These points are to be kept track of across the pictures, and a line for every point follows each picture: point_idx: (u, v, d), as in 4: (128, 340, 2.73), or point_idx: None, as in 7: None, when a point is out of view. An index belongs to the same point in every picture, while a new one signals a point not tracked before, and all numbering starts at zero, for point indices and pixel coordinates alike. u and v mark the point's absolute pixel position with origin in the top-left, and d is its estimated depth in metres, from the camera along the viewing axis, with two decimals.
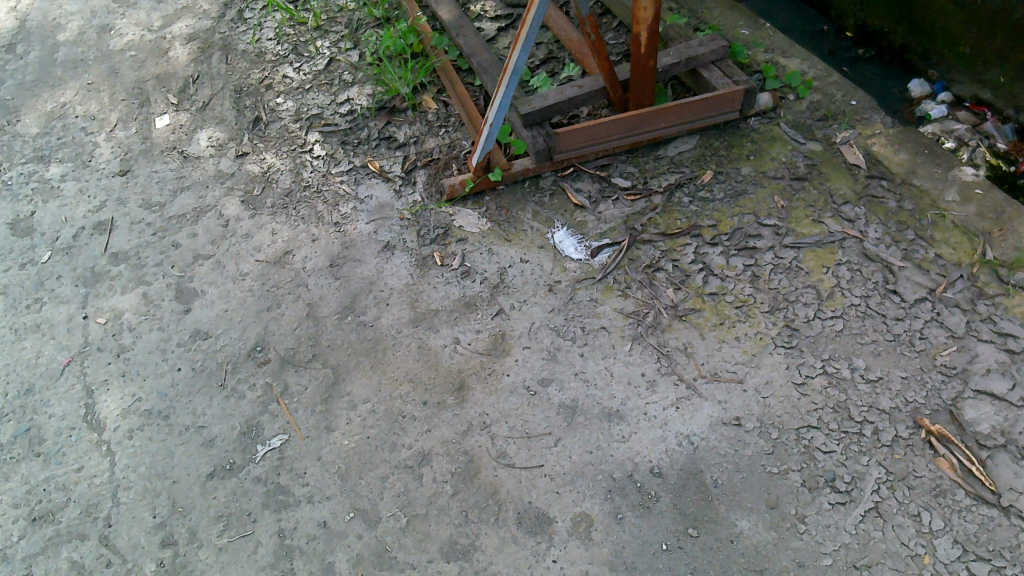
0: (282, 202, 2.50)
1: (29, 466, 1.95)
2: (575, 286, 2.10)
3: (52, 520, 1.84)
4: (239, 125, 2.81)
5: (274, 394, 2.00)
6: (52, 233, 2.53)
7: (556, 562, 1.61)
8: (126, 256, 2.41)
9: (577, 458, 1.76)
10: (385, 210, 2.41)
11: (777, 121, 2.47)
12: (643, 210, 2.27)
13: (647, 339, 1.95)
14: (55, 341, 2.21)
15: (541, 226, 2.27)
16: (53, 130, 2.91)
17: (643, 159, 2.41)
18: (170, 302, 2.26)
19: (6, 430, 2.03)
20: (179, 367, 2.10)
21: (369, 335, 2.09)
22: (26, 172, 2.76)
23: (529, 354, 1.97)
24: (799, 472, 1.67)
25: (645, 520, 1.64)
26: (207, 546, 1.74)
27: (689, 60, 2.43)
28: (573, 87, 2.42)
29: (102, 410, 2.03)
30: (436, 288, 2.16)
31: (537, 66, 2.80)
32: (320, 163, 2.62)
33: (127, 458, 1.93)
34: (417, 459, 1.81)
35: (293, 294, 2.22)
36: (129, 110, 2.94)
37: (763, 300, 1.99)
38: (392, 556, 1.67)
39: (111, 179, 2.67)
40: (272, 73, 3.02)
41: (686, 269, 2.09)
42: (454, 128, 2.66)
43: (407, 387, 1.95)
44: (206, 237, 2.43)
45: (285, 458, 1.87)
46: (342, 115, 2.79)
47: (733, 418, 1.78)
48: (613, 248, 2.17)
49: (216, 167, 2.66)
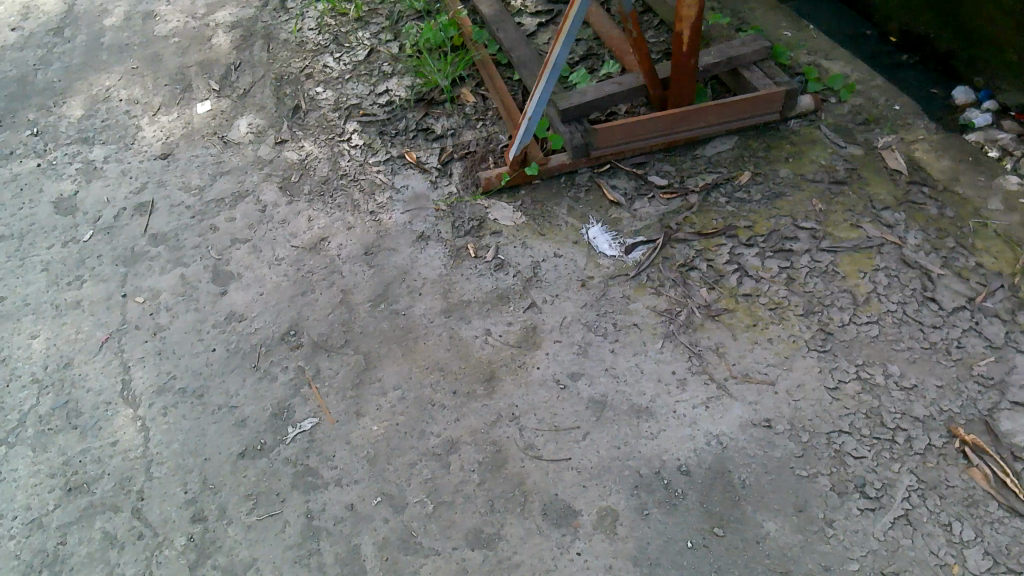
0: (319, 190, 2.53)
1: (66, 439, 2.00)
2: (608, 283, 2.10)
3: (86, 491, 1.88)
4: (279, 113, 2.85)
5: (307, 377, 2.03)
6: (95, 212, 2.58)
7: (581, 555, 1.62)
8: (166, 238, 2.46)
9: (604, 452, 1.76)
10: (421, 201, 2.43)
11: (818, 124, 2.45)
12: (679, 209, 2.26)
13: (679, 338, 1.95)
14: (94, 318, 2.26)
15: (576, 221, 2.28)
16: (97, 113, 2.97)
17: (680, 159, 2.40)
18: (206, 284, 2.30)
19: (45, 402, 2.08)
20: (214, 348, 2.14)
21: (401, 323, 2.11)
22: (70, 152, 2.82)
23: (560, 348, 1.98)
24: (829, 476, 1.66)
25: (671, 517, 1.65)
26: (237, 523, 1.78)
27: (730, 59, 2.40)
28: (612, 84, 2.40)
29: (137, 387, 2.08)
30: (470, 279, 2.18)
31: (576, 62, 2.80)
32: (357, 152, 2.65)
33: (161, 434, 1.97)
34: (445, 447, 1.83)
35: (327, 281, 2.25)
36: (172, 95, 3.00)
37: (798, 303, 1.98)
38: (417, 541, 1.69)
39: (152, 162, 2.72)
40: (312, 63, 3.06)
41: (721, 269, 2.09)
42: (492, 121, 2.67)
43: (438, 375, 1.97)
44: (243, 221, 2.47)
45: (315, 441, 1.89)
46: (381, 105, 2.82)
47: (763, 419, 1.77)
48: (648, 246, 2.17)
49: (255, 153, 2.70)
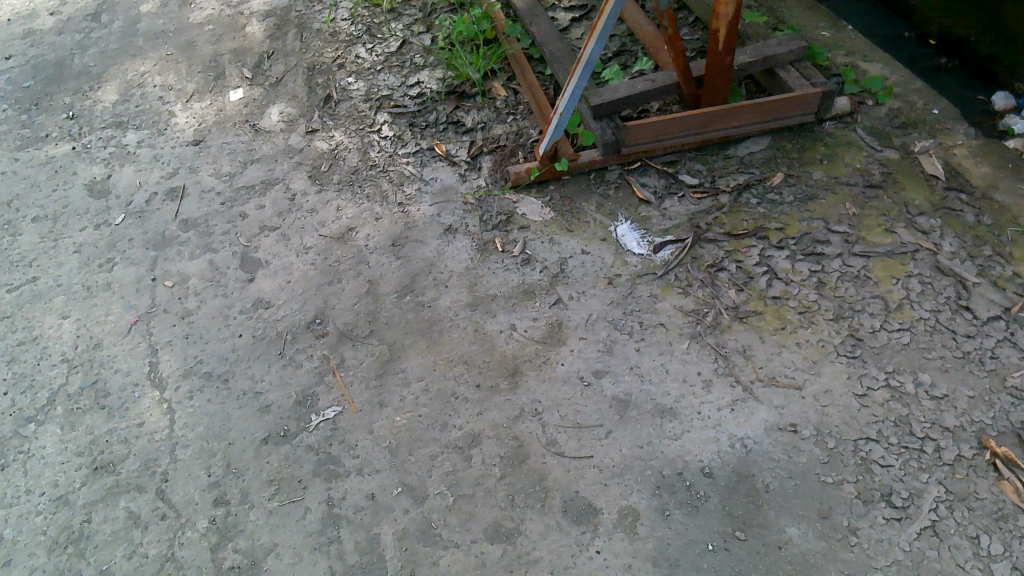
0: (349, 179, 2.55)
1: (93, 418, 2.03)
2: (635, 281, 2.09)
3: (112, 471, 1.91)
4: (310, 103, 2.87)
5: (331, 365, 2.04)
6: (127, 196, 2.62)
7: (600, 553, 1.61)
8: (196, 223, 2.48)
9: (626, 451, 1.76)
10: (449, 193, 2.44)
11: (854, 127, 2.41)
12: (709, 209, 2.24)
13: (705, 339, 1.93)
14: (124, 301, 2.29)
15: (604, 218, 2.27)
16: (131, 98, 3.01)
17: (711, 159, 2.38)
18: (235, 271, 2.32)
19: (74, 381, 2.12)
20: (241, 334, 2.16)
21: (426, 315, 2.11)
22: (104, 136, 2.86)
23: (585, 345, 1.97)
24: (855, 484, 1.64)
25: (692, 518, 1.63)
26: (259, 508, 1.79)
27: (766, 59, 2.37)
28: (644, 81, 2.38)
29: (165, 369, 2.11)
30: (496, 273, 2.18)
31: (609, 58, 2.78)
32: (387, 143, 2.66)
33: (187, 417, 1.99)
34: (467, 440, 1.83)
35: (354, 271, 2.26)
36: (206, 82, 3.03)
37: (828, 307, 1.95)
38: (436, 533, 1.69)
39: (184, 148, 2.75)
40: (345, 53, 3.07)
41: (750, 271, 2.06)
42: (523, 116, 2.67)
43: (461, 368, 1.97)
44: (272, 209, 2.48)
45: (337, 430, 1.91)
46: (412, 97, 2.83)
47: (789, 424, 1.75)
48: (676, 245, 2.16)
49: (286, 142, 2.72)
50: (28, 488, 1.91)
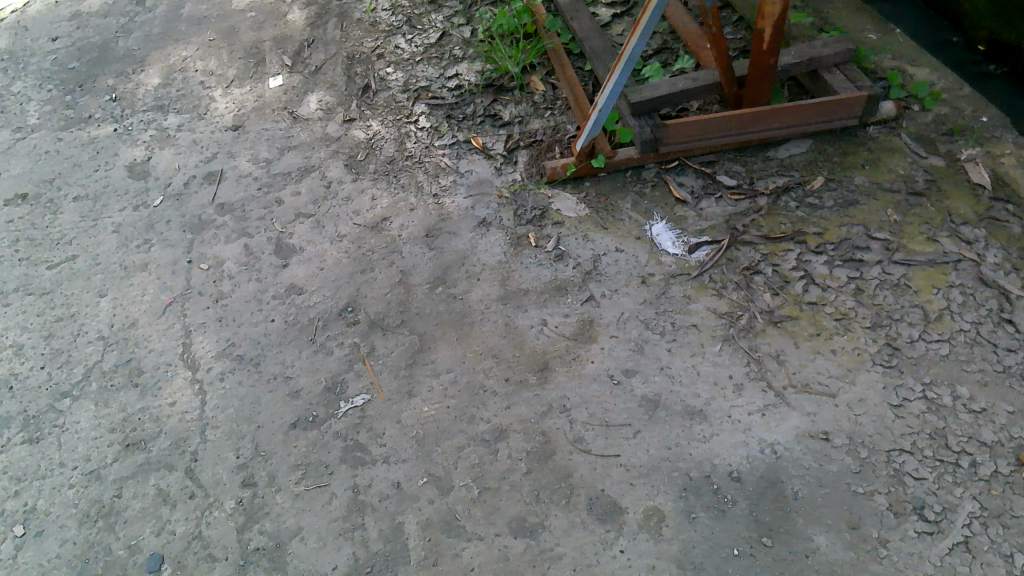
0: (385, 169, 2.56)
1: (127, 396, 2.06)
2: (669, 281, 2.07)
3: (143, 448, 1.94)
4: (348, 92, 2.88)
5: (361, 353, 2.06)
6: (166, 178, 2.65)
7: (623, 553, 1.61)
8: (232, 208, 2.51)
9: (654, 452, 1.75)
10: (484, 186, 2.44)
11: (899, 132, 2.37)
12: (747, 211, 2.22)
13: (738, 342, 1.91)
14: (160, 282, 2.33)
15: (639, 216, 2.25)
16: (173, 82, 3.05)
17: (751, 160, 2.35)
18: (269, 256, 2.35)
19: (109, 358, 2.16)
20: (273, 319, 2.18)
21: (457, 307, 2.12)
22: (145, 118, 2.90)
23: (615, 343, 1.96)
24: (886, 495, 1.61)
25: (719, 522, 1.62)
26: (286, 491, 1.81)
27: (811, 60, 2.34)
28: (686, 79, 2.35)
29: (198, 351, 2.14)
30: (528, 268, 2.17)
31: (650, 56, 2.76)
32: (424, 135, 2.67)
33: (217, 399, 2.02)
34: (494, 434, 1.84)
35: (387, 260, 2.27)
36: (246, 69, 3.06)
37: (865, 315, 1.92)
38: (461, 524, 1.70)
39: (223, 133, 2.78)
40: (384, 43, 3.08)
41: (786, 275, 2.04)
42: (561, 111, 2.66)
43: (491, 361, 1.98)
44: (308, 196, 2.51)
45: (365, 417, 1.92)
46: (450, 89, 2.83)
47: (821, 431, 1.73)
48: (712, 246, 2.14)
49: (324, 130, 2.74)
50: (61, 461, 1.95)
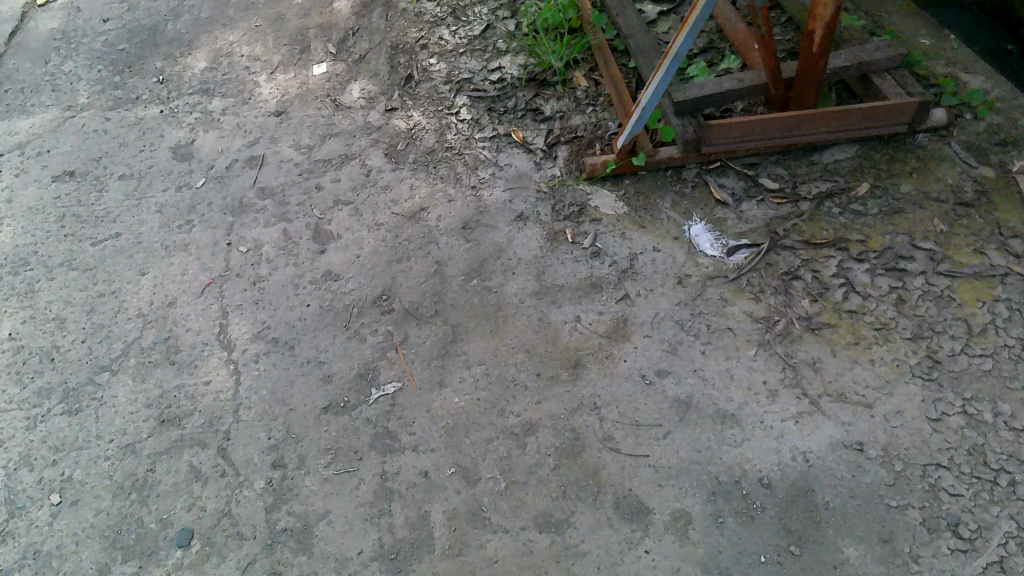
0: (424, 159, 2.57)
1: (164, 372, 2.10)
2: (706, 283, 2.06)
3: (178, 425, 1.98)
4: (391, 81, 2.90)
5: (395, 342, 2.07)
6: (209, 161, 2.70)
7: (649, 553, 1.60)
8: (273, 192, 2.54)
9: (684, 454, 1.74)
10: (523, 180, 2.44)
11: (949, 140, 2.32)
12: (788, 215, 2.19)
13: (774, 347, 1.89)
14: (200, 262, 2.37)
15: (678, 216, 2.23)
16: (219, 66, 3.09)
17: (795, 164, 2.32)
18: (307, 242, 2.37)
19: (148, 335, 2.20)
20: (309, 304, 2.21)
21: (491, 300, 2.12)
22: (191, 101, 2.95)
23: (649, 343, 1.95)
24: (921, 510, 1.59)
25: (747, 528, 1.61)
26: (315, 474, 1.84)
27: (861, 64, 2.29)
28: (732, 79, 2.33)
29: (234, 332, 2.17)
30: (564, 264, 2.17)
31: (695, 54, 2.73)
32: (464, 126, 2.67)
33: (251, 380, 2.05)
34: (523, 428, 1.84)
35: (423, 251, 2.28)
36: (291, 55, 3.09)
37: (906, 326, 1.89)
38: (486, 516, 1.71)
39: (267, 119, 2.82)
40: (429, 34, 3.09)
41: (826, 281, 2.01)
42: (603, 107, 2.64)
43: (523, 356, 1.98)
44: (348, 183, 2.53)
45: (396, 405, 1.94)
46: (492, 82, 2.83)
47: (855, 442, 1.70)
48: (751, 250, 2.11)
49: (365, 118, 2.76)
50: (97, 433, 1.99)
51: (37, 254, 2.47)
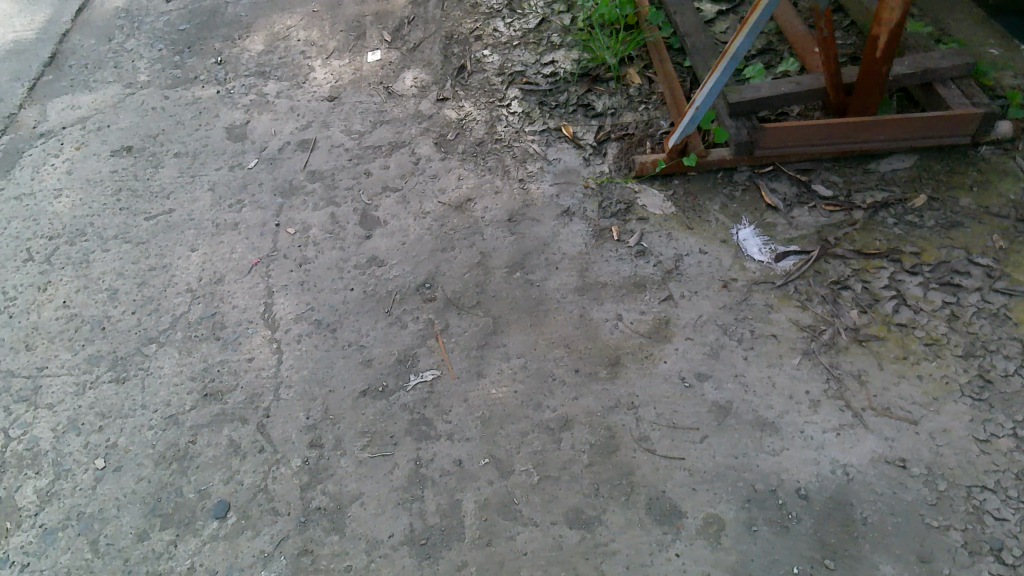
0: (473, 150, 2.58)
1: (209, 347, 2.15)
2: (752, 288, 2.03)
3: (220, 400, 2.02)
4: (444, 71, 2.91)
5: (435, 330, 2.09)
6: (262, 142, 2.74)
7: (679, 556, 1.59)
8: (322, 176, 2.58)
9: (720, 459, 1.72)
10: (571, 175, 2.43)
11: (1014, 154, 2.25)
12: (840, 223, 2.15)
13: (818, 357, 1.86)
14: (248, 241, 2.42)
15: (727, 219, 2.21)
16: (276, 50, 3.14)
17: (850, 171, 2.27)
18: (353, 226, 2.40)
19: (195, 310, 2.25)
20: (352, 288, 2.23)
21: (533, 294, 2.12)
22: (247, 83, 3.00)
23: (690, 346, 1.93)
24: (963, 532, 1.55)
25: (780, 538, 1.59)
26: (350, 456, 1.86)
27: (925, 72, 2.24)
28: (789, 82, 2.29)
29: (278, 311, 2.21)
30: (608, 261, 2.16)
31: (753, 56, 2.69)
32: (515, 119, 2.67)
33: (293, 360, 2.08)
34: (559, 423, 1.84)
35: (467, 241, 2.29)
36: (347, 42, 3.12)
37: (957, 343, 1.84)
38: (517, 508, 1.71)
39: (320, 103, 2.85)
40: (483, 26, 3.10)
41: (876, 293, 1.97)
42: (655, 106, 2.62)
43: (562, 351, 1.98)
44: (396, 170, 2.55)
45: (434, 393, 1.95)
46: (545, 76, 2.83)
47: (898, 458, 1.67)
48: (801, 257, 2.08)
49: (417, 107, 2.77)
50: (142, 403, 2.05)
51: (93, 225, 2.55)
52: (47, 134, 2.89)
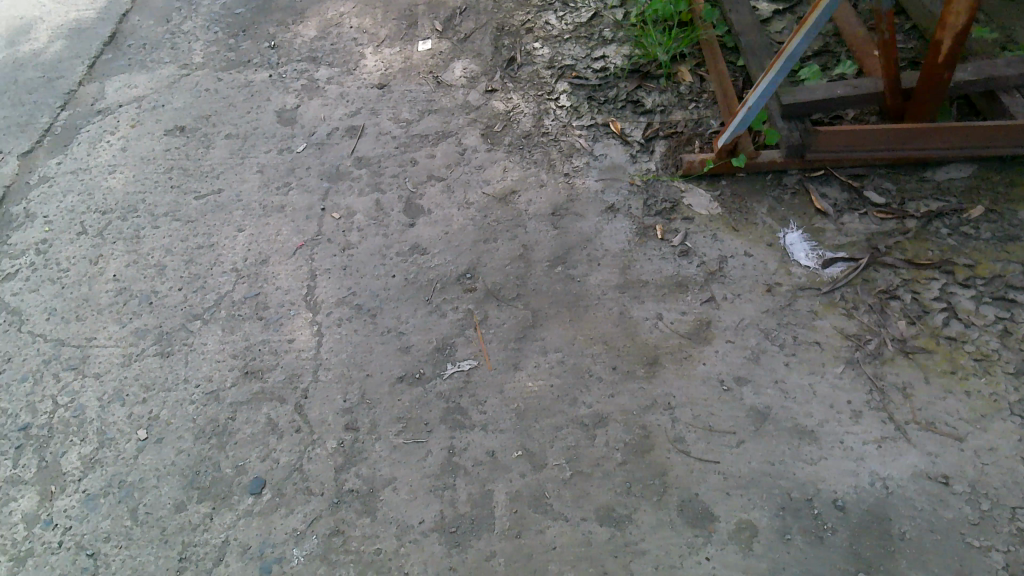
0: (519, 143, 2.58)
1: (251, 326, 2.19)
2: (797, 293, 2.00)
3: (260, 378, 2.06)
4: (494, 62, 2.91)
5: (474, 320, 2.10)
6: (311, 127, 2.78)
7: (709, 560, 1.58)
8: (369, 162, 2.60)
9: (756, 465, 1.70)
10: (617, 172, 2.41)
11: None
12: (892, 231, 2.10)
13: (862, 367, 1.83)
14: (294, 224, 2.45)
15: (774, 223, 2.17)
16: (329, 36, 3.17)
17: (904, 179, 2.22)
18: (397, 214, 2.42)
19: (240, 290, 2.29)
20: (394, 275, 2.25)
21: (574, 289, 2.12)
22: (299, 68, 3.04)
23: (731, 349, 1.91)
24: (1005, 554, 1.51)
25: (814, 549, 1.56)
26: (385, 441, 1.88)
27: (989, 80, 2.17)
28: (845, 86, 2.24)
29: (320, 295, 2.24)
30: (651, 260, 2.14)
31: (809, 57, 2.64)
32: (562, 113, 2.66)
33: (333, 343, 2.11)
34: (594, 419, 1.84)
35: (510, 233, 2.29)
36: (398, 30, 3.14)
37: (1009, 360, 1.79)
38: (548, 502, 1.72)
39: (369, 90, 2.88)
40: (535, 18, 3.09)
41: (926, 304, 1.92)
42: (706, 104, 2.59)
43: (600, 348, 1.97)
44: (442, 160, 2.56)
45: (470, 382, 1.96)
46: (594, 71, 2.81)
47: (940, 474, 1.63)
48: (849, 264, 2.04)
49: (465, 98, 2.78)
50: (185, 377, 2.10)
51: (145, 202, 2.61)
52: (104, 112, 2.97)
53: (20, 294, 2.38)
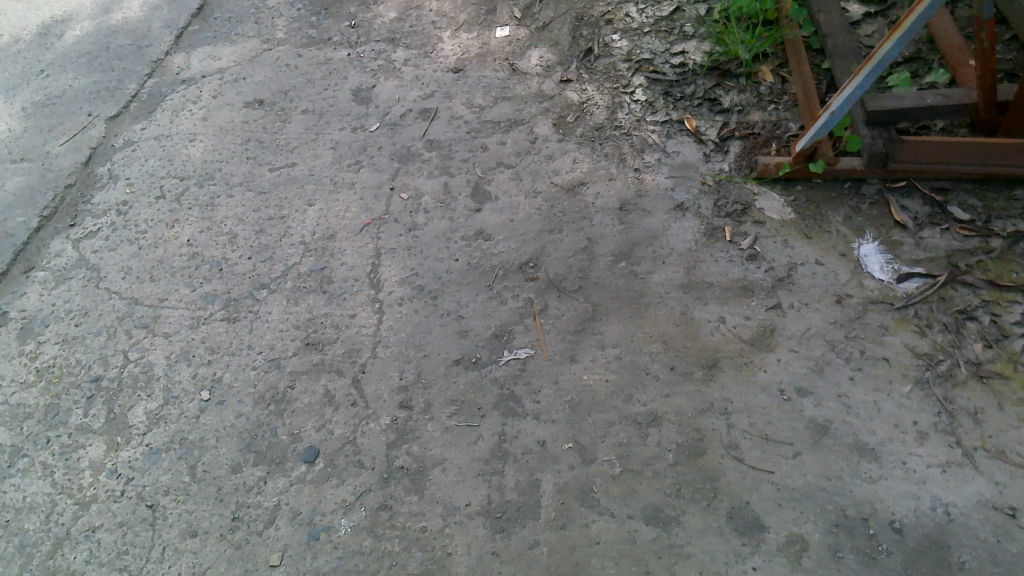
0: (591, 135, 2.56)
1: (315, 299, 2.24)
2: (868, 306, 1.94)
3: (320, 350, 2.11)
4: (570, 52, 2.90)
5: (533, 310, 2.10)
6: (385, 107, 2.81)
7: (755, 571, 1.56)
8: (440, 146, 2.62)
9: (812, 478, 1.66)
10: (689, 170, 2.38)
11: None
12: (974, 250, 2.02)
13: (932, 387, 1.76)
14: (363, 202, 2.49)
15: (850, 233, 2.11)
16: (408, 18, 3.20)
17: (992, 196, 2.13)
18: (465, 199, 2.44)
19: (306, 263, 2.35)
20: (457, 259, 2.27)
21: (636, 285, 2.10)
22: (377, 48, 3.08)
23: (793, 358, 1.87)
24: None
25: (867, 569, 1.53)
26: (438, 422, 1.91)
27: None
28: (936, 95, 2.15)
29: (383, 273, 2.28)
30: (718, 262, 2.11)
31: (899, 63, 2.55)
32: (637, 107, 2.63)
33: (393, 322, 2.15)
34: (647, 418, 1.82)
35: (575, 225, 2.29)
36: (477, 15, 3.15)
37: None
38: (596, 497, 1.71)
39: (445, 74, 2.90)
40: (616, 9, 3.06)
41: (1006, 328, 1.84)
42: (786, 107, 2.53)
43: (659, 346, 1.95)
44: (512, 147, 2.57)
45: (525, 371, 1.97)
46: (672, 66, 2.77)
47: (1007, 505, 1.57)
48: (925, 280, 1.97)
49: (539, 86, 2.77)
50: (249, 343, 2.16)
51: (221, 171, 2.69)
52: (188, 81, 3.06)
53: (99, 251, 2.49)
